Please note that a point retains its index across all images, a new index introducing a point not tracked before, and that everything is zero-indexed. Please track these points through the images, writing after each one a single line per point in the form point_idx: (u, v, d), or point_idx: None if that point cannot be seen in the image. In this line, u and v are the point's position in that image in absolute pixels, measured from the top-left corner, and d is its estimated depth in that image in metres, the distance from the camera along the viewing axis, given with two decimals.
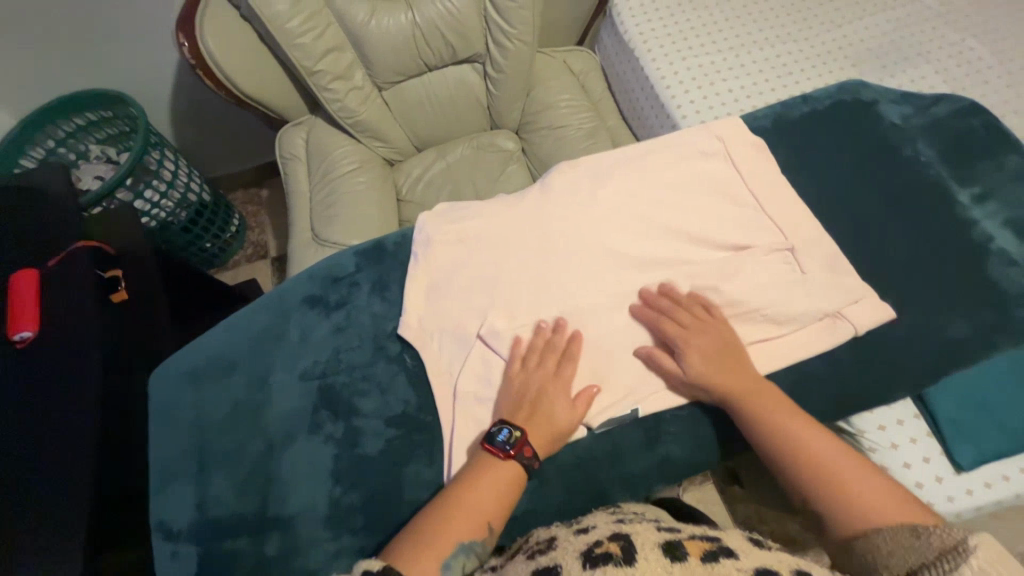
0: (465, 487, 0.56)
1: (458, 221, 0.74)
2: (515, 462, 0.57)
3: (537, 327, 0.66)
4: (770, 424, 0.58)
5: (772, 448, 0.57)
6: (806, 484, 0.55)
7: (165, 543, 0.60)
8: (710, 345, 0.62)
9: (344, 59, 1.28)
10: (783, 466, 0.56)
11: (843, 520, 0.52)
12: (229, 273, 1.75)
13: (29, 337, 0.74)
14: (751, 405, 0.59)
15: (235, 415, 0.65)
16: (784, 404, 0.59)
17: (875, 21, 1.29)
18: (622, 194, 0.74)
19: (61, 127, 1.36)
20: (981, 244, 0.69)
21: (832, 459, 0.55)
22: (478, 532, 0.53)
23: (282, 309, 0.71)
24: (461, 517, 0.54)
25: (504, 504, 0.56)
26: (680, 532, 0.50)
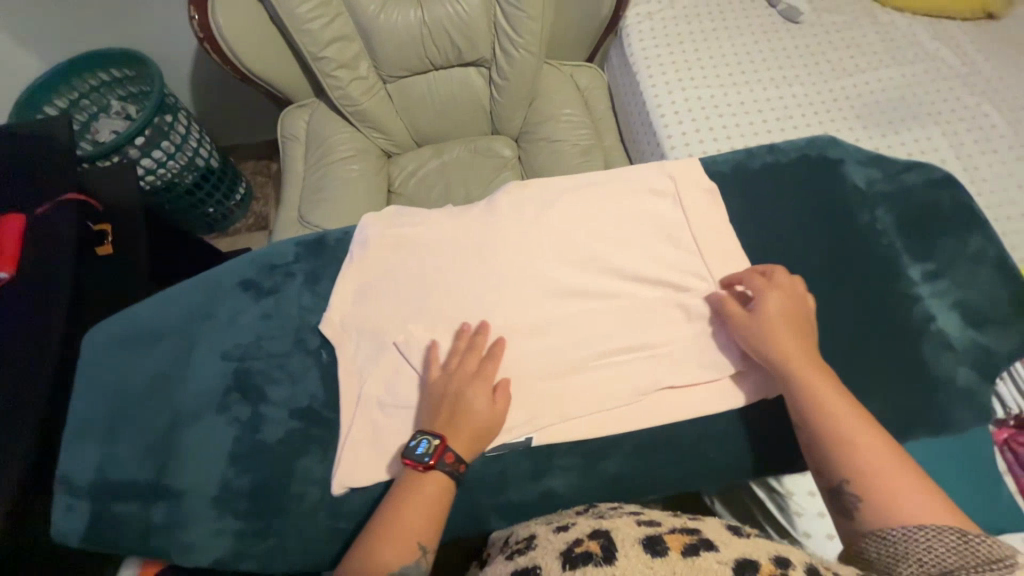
0: (393, 506, 0.56)
1: (399, 227, 0.75)
2: (439, 472, 0.57)
3: (459, 329, 0.67)
4: (817, 392, 0.57)
5: (813, 424, 0.56)
6: (842, 465, 0.53)
7: (64, 495, 0.63)
8: (788, 305, 0.63)
9: (350, 49, 1.28)
10: (822, 444, 0.55)
11: (877, 508, 0.50)
12: (226, 241, 1.79)
13: (5, 279, 0.86)
14: (806, 376, 0.58)
15: (152, 385, 0.68)
16: (836, 383, 0.58)
17: (890, 74, 1.23)
18: (563, 222, 0.74)
19: (86, 81, 1.42)
20: (918, 324, 0.67)
21: (876, 447, 0.53)
22: (410, 553, 0.53)
23: (216, 289, 0.74)
24: (386, 538, 0.53)
25: (433, 520, 0.55)
26: (660, 525, 0.49)
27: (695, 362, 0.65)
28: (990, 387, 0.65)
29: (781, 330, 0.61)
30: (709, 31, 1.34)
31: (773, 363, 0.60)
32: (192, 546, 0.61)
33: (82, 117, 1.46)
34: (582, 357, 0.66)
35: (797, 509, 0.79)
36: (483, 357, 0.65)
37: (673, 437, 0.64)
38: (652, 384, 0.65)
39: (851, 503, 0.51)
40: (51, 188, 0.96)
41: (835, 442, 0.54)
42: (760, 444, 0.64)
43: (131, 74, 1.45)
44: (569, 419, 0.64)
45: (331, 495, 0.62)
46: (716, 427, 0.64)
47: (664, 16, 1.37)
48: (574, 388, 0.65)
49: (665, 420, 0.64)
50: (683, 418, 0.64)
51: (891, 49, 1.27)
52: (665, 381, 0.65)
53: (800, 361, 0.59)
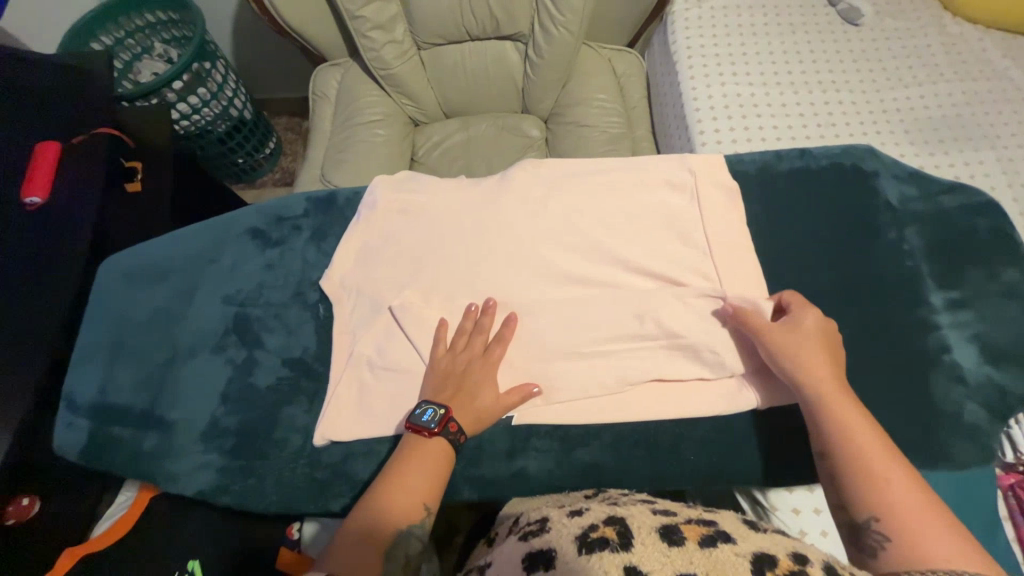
0: (400, 468, 0.57)
1: (408, 192, 0.75)
2: (443, 439, 0.59)
3: (467, 308, 0.67)
4: (841, 425, 0.54)
5: (841, 454, 0.53)
6: (868, 501, 0.49)
7: (66, 412, 0.67)
8: (822, 331, 0.60)
9: (389, 10, 1.27)
10: (847, 476, 0.52)
11: (902, 550, 0.46)
12: (253, 193, 1.82)
13: (38, 203, 0.89)
14: (836, 404, 0.55)
15: (157, 317, 0.71)
16: (862, 415, 0.55)
17: (949, 90, 1.15)
18: (573, 206, 0.73)
19: (133, 20, 1.45)
20: (931, 353, 0.64)
21: (908, 487, 0.49)
22: (418, 512, 0.55)
23: (225, 235, 0.76)
24: (396, 496, 0.55)
25: (438, 481, 0.58)
26: (676, 517, 0.49)
27: (689, 363, 0.64)
28: (998, 427, 0.62)
29: (819, 351, 0.58)
30: (758, 26, 1.27)
31: (804, 386, 0.57)
32: (177, 476, 0.64)
33: (125, 57, 1.48)
34: (575, 344, 0.65)
35: (780, 525, 0.76)
36: (490, 339, 0.65)
37: (655, 434, 0.63)
38: (640, 379, 0.64)
39: (875, 543, 0.48)
40: (87, 122, 0.99)
41: (862, 475, 0.51)
42: (741, 455, 0.62)
43: (176, 18, 1.47)
44: (553, 403, 0.64)
45: (312, 445, 0.64)
46: (701, 431, 0.63)
47: (713, 5, 1.31)
48: (562, 375, 0.64)
49: (649, 417, 0.63)
50: (669, 417, 0.63)
51: (954, 63, 1.18)
52: (655, 377, 0.64)
53: (832, 386, 0.56)
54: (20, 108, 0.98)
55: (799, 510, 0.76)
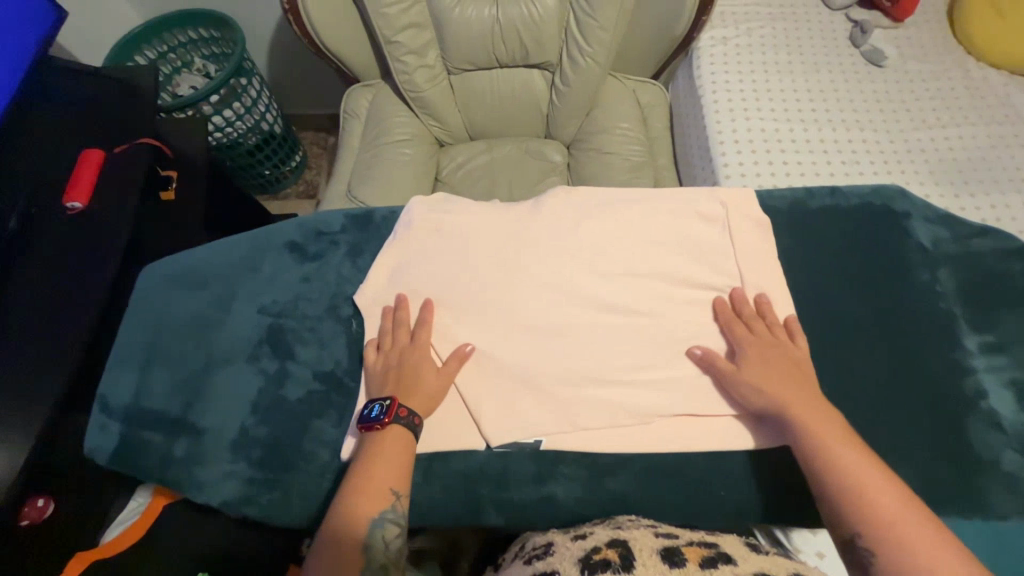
0: (361, 464, 0.58)
1: (443, 213, 0.77)
2: (393, 426, 0.60)
3: (383, 311, 0.70)
4: (816, 442, 0.55)
5: (821, 470, 0.54)
6: (853, 515, 0.50)
7: (100, 414, 0.68)
8: (778, 357, 0.62)
9: (422, 37, 1.31)
10: (831, 495, 0.52)
11: (891, 562, 0.47)
12: (277, 205, 1.85)
13: (78, 208, 0.92)
14: (813, 423, 0.56)
15: (193, 325, 0.72)
16: (834, 426, 0.56)
17: (974, 132, 1.16)
18: (606, 234, 0.74)
19: (177, 36, 1.52)
20: (967, 397, 0.63)
21: (888, 495, 0.51)
22: (383, 500, 0.55)
23: (265, 246, 0.78)
24: (361, 490, 0.56)
25: (402, 467, 0.58)
26: (679, 539, 0.50)
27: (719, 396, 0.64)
28: None
29: (775, 375, 0.60)
30: (784, 64, 1.30)
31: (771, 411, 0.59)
32: (201, 484, 0.64)
33: (166, 70, 1.55)
34: (604, 370, 0.66)
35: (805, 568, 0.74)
36: (414, 326, 0.69)
37: (686, 466, 0.62)
38: (670, 410, 0.63)
39: (865, 557, 0.49)
40: (131, 132, 1.03)
41: (849, 494, 0.51)
42: (775, 496, 0.61)
43: (217, 36, 1.54)
44: (582, 429, 0.63)
45: (339, 460, 0.64)
46: (732, 465, 0.62)
47: (739, 42, 1.35)
48: (590, 402, 0.64)
49: (678, 448, 0.63)
50: (700, 450, 0.63)
51: (979, 107, 1.20)
52: (685, 409, 0.63)
53: (799, 399, 0.58)
54: (70, 118, 1.02)
55: (824, 555, 0.73)
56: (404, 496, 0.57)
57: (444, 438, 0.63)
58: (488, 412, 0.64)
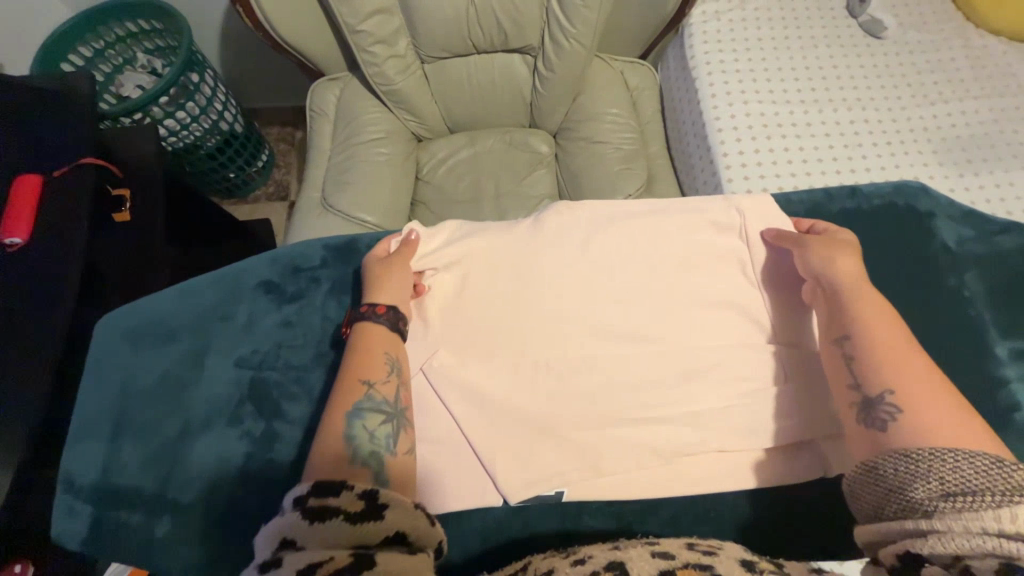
0: (343, 363, 0.57)
1: (435, 240, 0.69)
2: (367, 322, 0.59)
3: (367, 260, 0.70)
4: (869, 321, 0.54)
5: (865, 347, 0.53)
6: (881, 382, 0.50)
7: (66, 496, 0.60)
8: (845, 249, 0.61)
9: (391, 23, 1.17)
10: (866, 366, 0.52)
11: (910, 426, 0.47)
12: (245, 208, 1.73)
13: (19, 244, 0.82)
14: (872, 307, 0.56)
15: (163, 385, 0.65)
16: (890, 314, 0.55)
17: (976, 107, 1.12)
18: (617, 254, 0.68)
19: (113, 30, 1.35)
20: (1002, 411, 0.61)
21: (925, 376, 0.50)
22: (357, 390, 0.54)
23: (237, 288, 0.70)
24: (338, 388, 0.55)
25: (381, 359, 0.57)
26: (675, 559, 0.45)
27: (748, 430, 0.60)
28: None
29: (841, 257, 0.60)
30: (780, 40, 1.23)
31: (832, 289, 0.58)
32: (197, 565, 0.59)
33: (106, 69, 1.39)
34: (624, 409, 0.61)
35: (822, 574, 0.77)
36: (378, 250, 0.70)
37: (714, 504, 0.60)
38: (698, 448, 0.60)
39: (884, 416, 0.49)
40: (67, 153, 0.91)
41: (888, 366, 0.51)
42: (802, 529, 0.60)
43: (159, 27, 1.37)
44: (605, 474, 0.59)
45: None
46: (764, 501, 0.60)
47: (731, 18, 1.26)
48: (613, 444, 0.60)
49: (707, 487, 0.60)
50: (729, 488, 0.60)
51: (980, 79, 1.15)
52: (712, 446, 0.60)
53: (865, 288, 0.58)
54: None
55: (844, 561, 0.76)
56: (382, 383, 0.56)
57: (460, 497, 0.59)
58: (506, 467, 0.59)
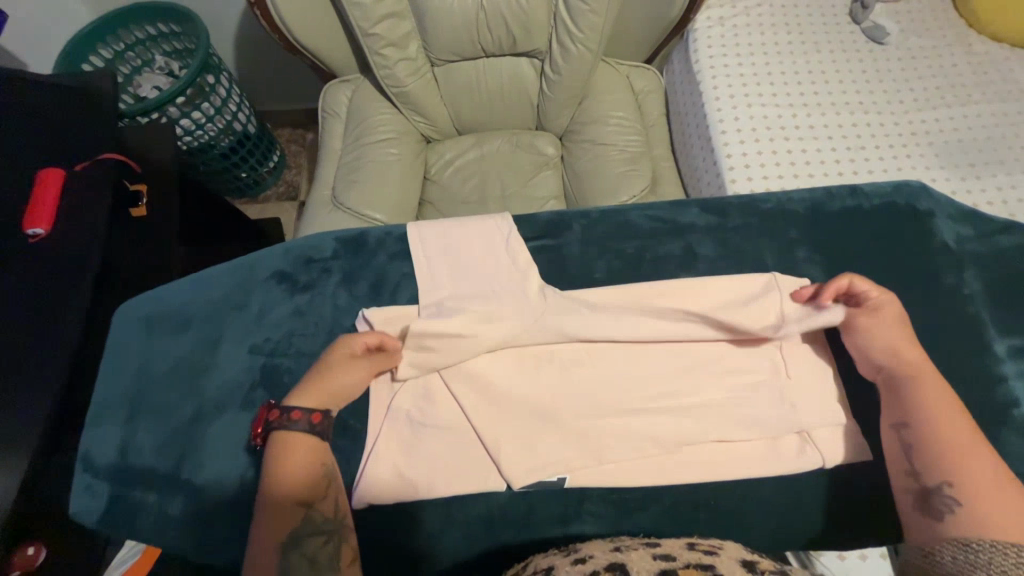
0: (262, 493, 0.53)
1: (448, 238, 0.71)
2: (286, 432, 0.55)
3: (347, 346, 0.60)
4: (928, 402, 0.56)
5: (926, 432, 0.55)
6: (941, 470, 0.53)
7: (84, 474, 0.62)
8: (897, 323, 0.61)
9: (402, 27, 1.20)
10: (925, 450, 0.55)
11: (973, 516, 0.50)
12: (256, 208, 1.76)
13: (41, 234, 0.85)
14: (929, 388, 0.57)
15: (179, 369, 0.67)
16: (948, 394, 0.57)
17: (979, 111, 1.13)
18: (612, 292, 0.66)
19: (133, 33, 1.39)
20: (1001, 406, 0.62)
21: (984, 461, 0.52)
22: (290, 519, 0.52)
23: (250, 278, 0.72)
24: (267, 517, 0.52)
25: (314, 475, 0.54)
26: (677, 561, 0.47)
27: (748, 423, 0.61)
28: None
29: (894, 332, 0.60)
30: (784, 44, 1.24)
31: (891, 368, 0.59)
32: (209, 543, 0.61)
33: (125, 70, 1.43)
34: (627, 399, 0.63)
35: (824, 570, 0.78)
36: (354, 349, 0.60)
37: (715, 494, 0.61)
38: (697, 439, 0.61)
39: (945, 506, 0.52)
40: (90, 149, 0.94)
41: (947, 452, 0.53)
42: (798, 518, 0.61)
43: (177, 31, 1.41)
44: (607, 462, 0.60)
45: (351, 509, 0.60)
46: (762, 493, 0.61)
47: (735, 23, 1.28)
48: (616, 434, 0.61)
49: (707, 477, 0.60)
50: (729, 478, 0.61)
51: (982, 84, 1.16)
52: (711, 436, 0.61)
53: (921, 366, 0.59)
54: (15, 135, 0.92)
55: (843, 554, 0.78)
56: (318, 500, 0.54)
57: (464, 483, 0.60)
58: (509, 452, 0.60)
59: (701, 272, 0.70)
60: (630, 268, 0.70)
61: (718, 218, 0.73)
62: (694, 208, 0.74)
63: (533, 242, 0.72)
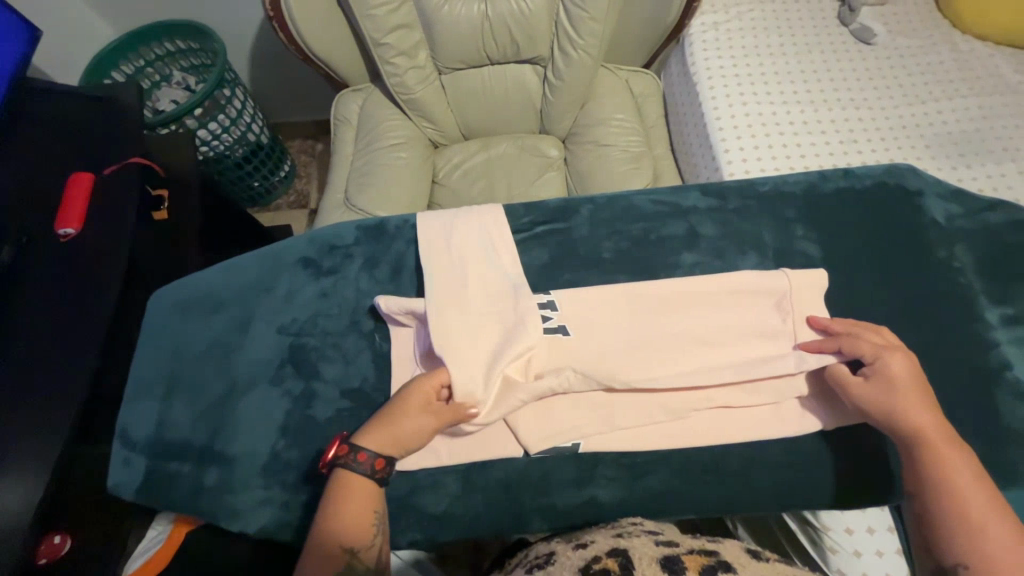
0: (323, 518, 0.55)
1: (453, 251, 0.72)
2: (348, 470, 0.56)
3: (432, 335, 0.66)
4: (942, 470, 0.54)
5: (938, 503, 0.53)
6: (959, 548, 0.51)
7: (122, 448, 0.66)
8: (906, 383, 0.58)
9: (411, 37, 1.27)
10: (939, 520, 0.53)
11: None
12: (268, 216, 1.82)
13: (72, 234, 0.89)
14: (943, 452, 0.55)
15: (211, 351, 0.70)
16: (966, 460, 0.54)
17: (966, 105, 1.17)
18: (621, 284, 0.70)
19: (153, 49, 1.46)
20: (994, 370, 0.66)
21: (1005, 538, 0.50)
22: (338, 558, 0.53)
23: (277, 264, 0.76)
24: (315, 550, 0.53)
25: (370, 520, 0.56)
26: (680, 548, 0.48)
27: (752, 391, 0.64)
28: None
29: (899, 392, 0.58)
30: (777, 46, 1.30)
31: (898, 427, 0.57)
32: (244, 510, 0.64)
33: (145, 85, 1.50)
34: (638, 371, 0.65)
35: (834, 545, 0.79)
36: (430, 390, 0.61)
37: (719, 457, 0.64)
38: (701, 406, 0.64)
39: None
40: (119, 153, 0.99)
41: (962, 527, 0.51)
42: (801, 478, 0.64)
43: (195, 47, 1.48)
44: (619, 429, 0.63)
45: None
46: (766, 454, 0.64)
47: (730, 27, 1.34)
48: (628, 405, 0.64)
49: (711, 441, 0.64)
50: (733, 442, 0.64)
51: (969, 79, 1.21)
52: (715, 403, 0.64)
53: (932, 428, 0.56)
54: (46, 141, 0.97)
55: (851, 530, 0.79)
56: (364, 550, 0.55)
57: (483, 449, 0.63)
58: (525, 422, 0.63)
59: (703, 251, 0.74)
60: (636, 250, 0.74)
61: (718, 201, 0.77)
62: (694, 192, 0.79)
63: (544, 226, 0.76)
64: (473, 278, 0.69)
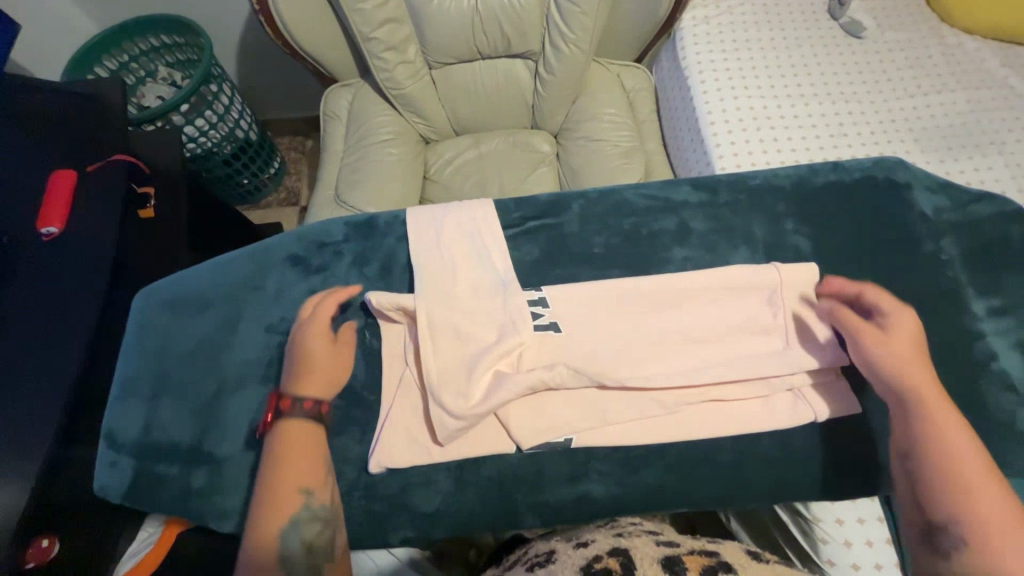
0: (268, 463, 0.57)
1: (445, 242, 0.72)
2: (289, 419, 0.59)
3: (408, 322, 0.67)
4: (940, 433, 0.54)
5: (933, 465, 0.53)
6: (951, 509, 0.51)
7: (108, 450, 0.64)
8: (910, 339, 0.59)
9: (400, 31, 1.25)
10: (933, 481, 0.53)
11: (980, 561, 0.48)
12: (258, 213, 1.79)
13: (55, 233, 0.87)
14: (943, 416, 0.55)
15: (200, 350, 0.69)
16: (963, 427, 0.55)
17: (954, 99, 1.18)
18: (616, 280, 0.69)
19: (137, 44, 1.43)
20: (981, 361, 0.66)
21: (996, 502, 0.50)
22: (292, 498, 0.56)
23: (265, 262, 0.75)
24: (268, 494, 0.56)
25: (318, 460, 0.59)
26: (680, 548, 0.48)
27: (743, 384, 0.64)
28: None
29: (904, 346, 0.58)
30: (767, 40, 1.30)
31: (900, 386, 0.57)
32: (234, 511, 0.64)
33: (129, 80, 1.47)
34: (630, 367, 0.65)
35: (824, 536, 0.80)
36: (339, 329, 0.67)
37: (712, 451, 0.64)
38: (694, 400, 0.64)
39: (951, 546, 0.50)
40: (102, 151, 0.97)
41: (954, 488, 0.52)
42: (793, 471, 0.64)
43: (181, 42, 1.46)
44: (612, 424, 0.63)
45: (369, 474, 0.63)
46: (757, 448, 0.65)
47: (720, 21, 1.34)
48: (621, 400, 0.64)
49: (704, 434, 0.64)
50: (726, 436, 0.64)
51: (956, 73, 1.22)
52: (707, 397, 0.64)
53: (932, 392, 0.56)
54: (27, 139, 0.95)
55: (842, 521, 0.80)
56: (319, 489, 0.58)
57: (476, 445, 0.63)
58: (517, 418, 0.63)
59: (694, 245, 0.74)
60: (628, 244, 0.74)
61: (709, 195, 0.77)
62: (685, 186, 0.78)
63: (535, 222, 0.76)
64: (461, 271, 0.69)
